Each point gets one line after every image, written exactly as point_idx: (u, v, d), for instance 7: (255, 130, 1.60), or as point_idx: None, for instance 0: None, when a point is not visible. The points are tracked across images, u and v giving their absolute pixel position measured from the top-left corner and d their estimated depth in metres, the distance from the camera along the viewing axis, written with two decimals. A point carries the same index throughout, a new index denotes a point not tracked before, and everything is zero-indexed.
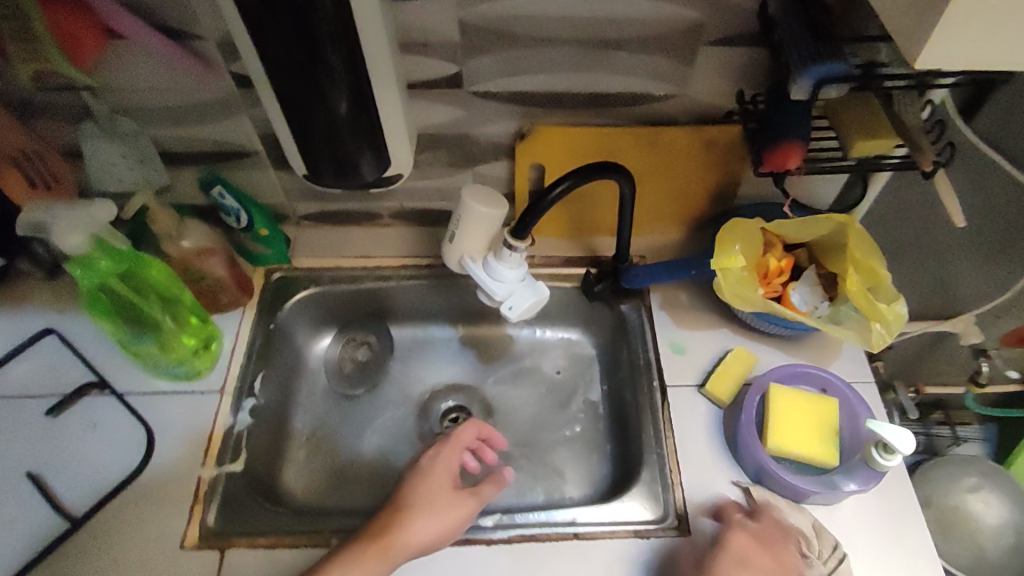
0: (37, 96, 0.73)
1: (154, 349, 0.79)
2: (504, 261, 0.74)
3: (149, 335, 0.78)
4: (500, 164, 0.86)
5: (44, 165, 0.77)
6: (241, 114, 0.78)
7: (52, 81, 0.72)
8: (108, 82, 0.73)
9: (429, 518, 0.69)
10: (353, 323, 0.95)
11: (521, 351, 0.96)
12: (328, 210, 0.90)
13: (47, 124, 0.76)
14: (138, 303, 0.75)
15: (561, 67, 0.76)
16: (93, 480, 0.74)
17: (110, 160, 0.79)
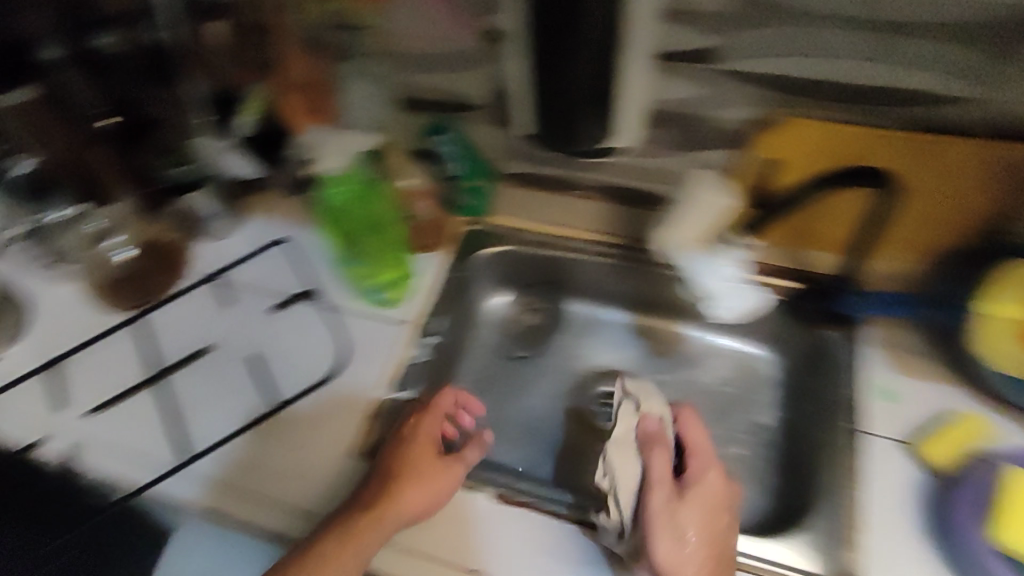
0: (322, 35, 0.83)
1: (363, 273, 0.85)
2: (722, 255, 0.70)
3: (364, 260, 0.85)
4: (723, 153, 0.78)
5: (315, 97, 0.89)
6: (479, 69, 0.80)
7: (335, 19, 0.81)
8: (378, 25, 0.80)
9: (421, 488, 0.67)
10: (531, 289, 0.96)
11: (694, 352, 0.92)
12: (532, 172, 0.90)
13: (322, 58, 0.86)
14: (367, 228, 0.84)
15: (833, 52, 0.66)
16: (290, 376, 0.83)
17: (365, 95, 0.88)
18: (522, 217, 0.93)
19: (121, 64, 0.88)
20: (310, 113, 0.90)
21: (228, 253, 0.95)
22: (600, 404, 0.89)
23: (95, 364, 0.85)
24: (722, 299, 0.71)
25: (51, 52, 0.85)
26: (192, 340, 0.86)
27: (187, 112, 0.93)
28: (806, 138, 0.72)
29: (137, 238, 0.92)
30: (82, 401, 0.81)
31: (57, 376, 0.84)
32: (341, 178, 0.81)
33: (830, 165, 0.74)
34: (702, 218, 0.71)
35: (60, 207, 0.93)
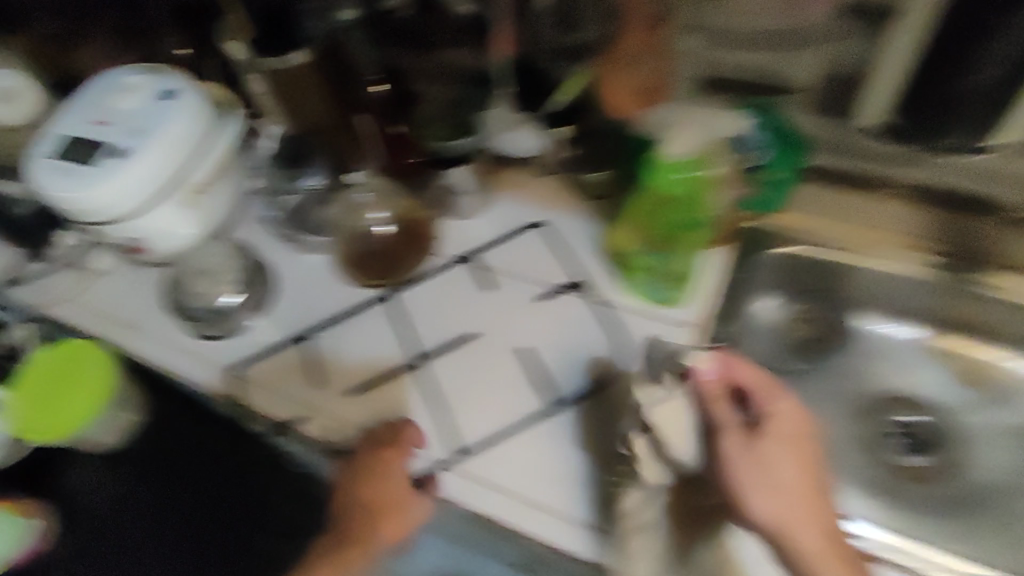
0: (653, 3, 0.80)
1: (654, 268, 0.79)
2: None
3: (664, 253, 0.78)
4: None
5: (642, 74, 0.75)
6: (822, 45, 0.75)
7: None
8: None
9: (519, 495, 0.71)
10: (810, 297, 0.85)
11: (1011, 385, 0.81)
12: (833, 166, 0.83)
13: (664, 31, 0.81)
14: (671, 219, 0.76)
15: None
16: (565, 375, 0.78)
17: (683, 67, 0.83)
18: (812, 214, 0.84)
19: (403, 31, 0.86)
20: (638, 94, 0.83)
21: (477, 235, 0.90)
22: (895, 436, 0.82)
23: (352, 341, 0.84)
24: None
25: (343, 14, 0.83)
26: (452, 329, 0.83)
27: (458, 84, 0.89)
28: None
29: (397, 215, 0.89)
30: (342, 380, 0.81)
31: (311, 349, 0.84)
32: (679, 162, 0.72)
33: None
34: None
35: (318, 176, 0.94)
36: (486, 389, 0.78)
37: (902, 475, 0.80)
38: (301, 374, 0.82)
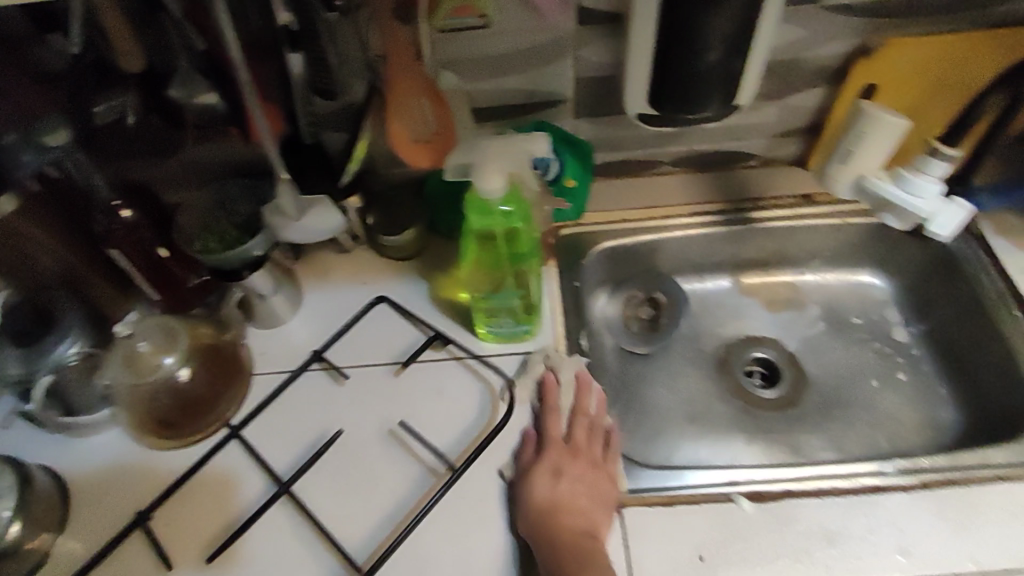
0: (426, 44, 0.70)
1: (508, 311, 0.74)
2: (924, 173, 0.63)
3: (515, 292, 0.73)
4: (816, 94, 0.79)
5: (419, 117, 0.71)
6: (575, 56, 0.74)
7: (449, 22, 0.69)
8: (463, 28, 0.70)
9: (576, 483, 0.67)
10: (633, 283, 0.90)
11: (814, 300, 0.90)
12: (612, 162, 0.86)
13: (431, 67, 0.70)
14: (506, 252, 0.70)
15: None
16: (455, 446, 0.71)
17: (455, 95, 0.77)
18: (614, 209, 0.86)
19: (135, 140, 0.75)
20: (422, 143, 0.71)
21: (298, 340, 0.80)
22: (748, 374, 0.87)
23: (200, 505, 0.70)
24: (941, 216, 0.63)
25: (56, 136, 0.69)
26: (316, 451, 0.72)
27: (221, 188, 0.80)
28: (904, 60, 0.73)
29: (190, 352, 0.72)
30: (202, 549, 0.67)
31: (158, 527, 0.69)
32: (497, 202, 0.64)
33: (949, 61, 0.73)
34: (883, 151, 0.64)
35: (70, 343, 0.74)
36: (380, 494, 0.69)
37: (766, 409, 0.83)
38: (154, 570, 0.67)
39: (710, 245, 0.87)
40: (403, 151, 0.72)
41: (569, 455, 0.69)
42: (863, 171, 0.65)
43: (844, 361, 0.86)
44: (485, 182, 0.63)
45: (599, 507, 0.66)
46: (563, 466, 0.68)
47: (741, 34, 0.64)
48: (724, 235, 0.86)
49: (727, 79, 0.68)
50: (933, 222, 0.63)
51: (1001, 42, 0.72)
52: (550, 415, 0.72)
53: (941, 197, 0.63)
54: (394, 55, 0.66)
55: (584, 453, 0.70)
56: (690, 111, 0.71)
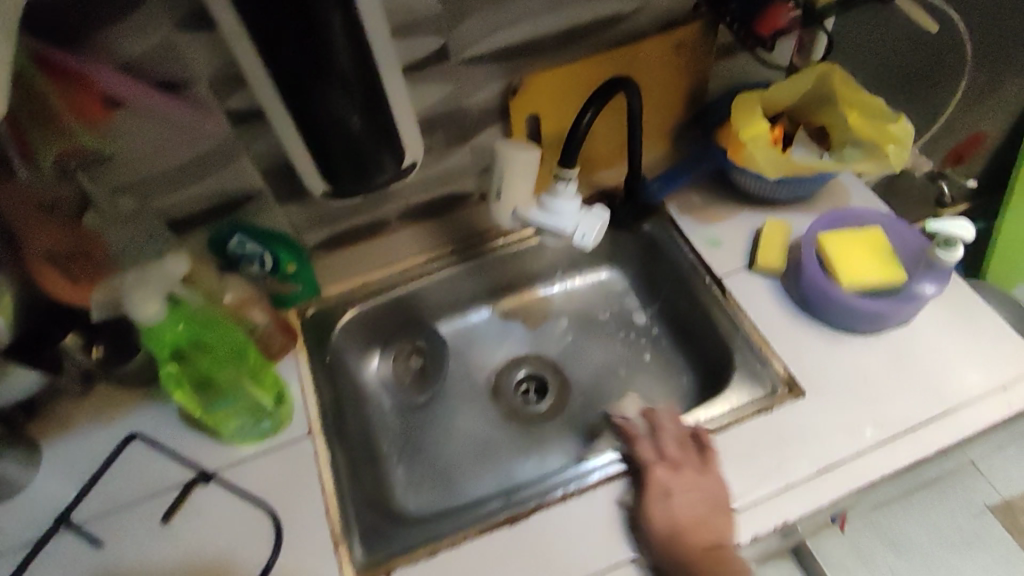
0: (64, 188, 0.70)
1: (237, 412, 0.75)
2: (559, 196, 0.71)
3: (232, 397, 0.74)
4: (494, 131, 0.87)
5: (80, 260, 0.71)
6: (246, 152, 0.77)
7: (81, 159, 0.69)
8: (96, 160, 0.70)
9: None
10: (398, 338, 0.93)
11: (566, 308, 0.97)
12: (341, 231, 0.89)
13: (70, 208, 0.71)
14: (208, 365, 0.73)
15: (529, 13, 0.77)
16: (226, 562, 0.70)
17: (131, 231, 0.75)
18: (355, 276, 0.90)
19: None
20: (82, 281, 0.71)
21: (45, 500, 0.75)
22: (521, 393, 0.92)
23: None
24: (581, 226, 0.70)
25: None
26: None
27: None
28: (545, 91, 0.83)
29: None
30: None
31: None
32: (166, 320, 0.67)
33: (581, 86, 0.84)
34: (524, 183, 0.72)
35: None
36: None
37: (540, 422, 0.89)
38: None
39: (456, 283, 0.93)
40: (64, 298, 0.70)
41: (674, 469, 0.71)
42: (515, 206, 0.73)
43: (600, 359, 0.93)
44: (141, 311, 0.65)
45: (716, 510, 0.68)
46: (669, 484, 0.70)
47: (371, 109, 0.71)
48: (464, 271, 0.92)
49: (383, 140, 0.74)
50: (576, 233, 0.70)
51: (613, 60, 0.84)
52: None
53: (579, 211, 0.71)
54: (9, 204, 0.67)
55: (684, 461, 0.72)
56: (359, 183, 0.76)
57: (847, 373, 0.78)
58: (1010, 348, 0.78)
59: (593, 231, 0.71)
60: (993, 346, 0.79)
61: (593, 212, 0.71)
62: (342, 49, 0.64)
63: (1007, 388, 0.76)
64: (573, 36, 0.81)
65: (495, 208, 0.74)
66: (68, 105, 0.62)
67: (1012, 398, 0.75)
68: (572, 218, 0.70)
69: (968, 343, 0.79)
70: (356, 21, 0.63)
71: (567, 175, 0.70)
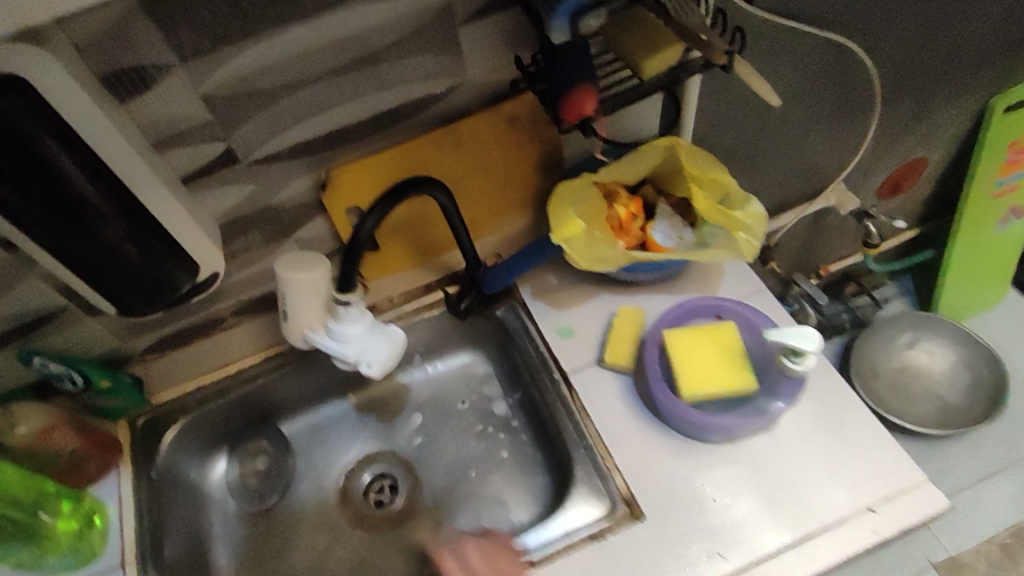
0: None
1: (34, 553, 0.71)
2: (343, 319, 0.66)
3: (21, 539, 0.70)
4: (318, 222, 0.80)
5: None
6: (30, 274, 0.71)
7: None
8: None
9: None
10: (241, 438, 0.87)
11: (426, 396, 0.90)
12: (168, 336, 0.82)
13: None
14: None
15: (323, 107, 0.70)
16: None
17: None
18: (187, 379, 0.85)
19: None
20: None
21: None
22: (371, 493, 0.85)
23: None
24: (370, 350, 0.67)
25: None
26: None
27: None
28: (360, 182, 0.77)
29: None
30: None
31: None
32: None
33: (401, 173, 0.78)
34: (316, 305, 0.66)
35: None
36: None
37: (390, 526, 0.83)
38: None
39: (300, 380, 0.87)
40: None
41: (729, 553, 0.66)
42: (303, 328, 0.67)
43: (456, 455, 0.86)
44: None
45: None
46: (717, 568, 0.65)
47: (141, 228, 0.65)
48: (306, 367, 0.86)
49: (163, 257, 0.68)
50: (362, 360, 0.67)
51: (431, 143, 0.77)
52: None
53: (367, 335, 0.67)
54: None
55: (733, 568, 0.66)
56: (154, 304, 0.72)
57: (698, 493, 0.69)
58: (881, 459, 0.70)
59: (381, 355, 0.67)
60: (861, 456, 0.71)
61: (383, 333, 0.68)
62: (82, 182, 0.58)
63: (873, 509, 0.68)
64: (385, 122, 0.75)
65: (287, 327, 0.68)
66: None
67: (880, 523, 0.67)
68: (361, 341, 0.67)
69: (833, 449, 0.71)
70: (89, 149, 0.58)
71: (347, 298, 0.65)
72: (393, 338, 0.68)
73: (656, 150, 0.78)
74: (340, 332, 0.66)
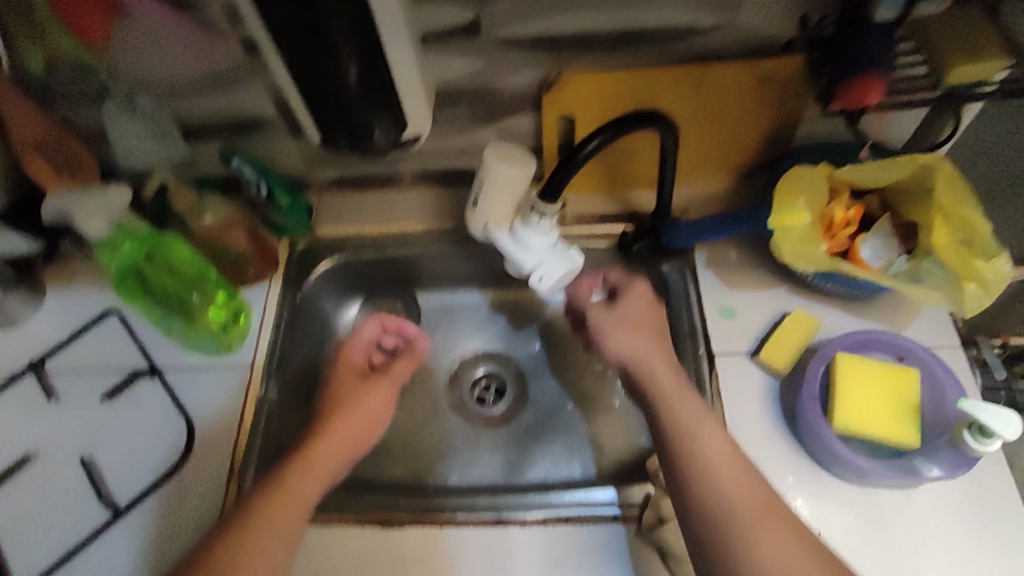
0: (77, 78, 0.71)
1: (184, 331, 0.78)
2: (530, 228, 0.66)
3: (178, 315, 0.77)
4: (527, 117, 0.79)
5: (69, 147, 0.77)
6: (257, 79, 0.73)
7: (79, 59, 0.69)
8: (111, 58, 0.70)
9: (356, 418, 0.75)
10: (381, 292, 0.91)
11: (559, 319, 0.90)
12: (351, 175, 0.86)
13: (79, 99, 0.74)
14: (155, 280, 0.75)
15: (579, 3, 0.66)
16: (139, 457, 0.76)
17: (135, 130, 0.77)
18: (352, 223, 0.87)
19: None
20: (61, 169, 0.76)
21: (32, 341, 0.82)
22: (478, 390, 0.88)
23: None
24: (544, 269, 0.67)
25: None
26: (15, 449, 0.77)
27: None
28: (583, 92, 0.74)
29: None
30: None
31: None
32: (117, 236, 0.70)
33: (626, 99, 0.74)
34: (508, 197, 0.66)
35: None
36: (66, 502, 0.74)
37: (485, 426, 0.85)
38: None
39: (450, 261, 0.88)
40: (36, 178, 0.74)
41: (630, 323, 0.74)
42: (488, 220, 0.69)
43: (568, 385, 0.86)
44: (88, 226, 0.69)
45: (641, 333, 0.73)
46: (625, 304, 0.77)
47: (370, 70, 0.65)
48: (460, 251, 0.86)
49: (380, 105, 0.69)
50: (534, 271, 0.68)
51: (668, 79, 0.72)
52: (373, 329, 0.84)
53: (547, 250, 0.67)
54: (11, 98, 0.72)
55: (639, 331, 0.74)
56: (354, 147, 0.74)
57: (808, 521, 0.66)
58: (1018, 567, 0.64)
59: (554, 278, 0.68)
60: (995, 556, 0.65)
61: (567, 254, 0.68)
62: (338, 13, 0.58)
63: None
64: (633, 40, 0.70)
65: (473, 209, 0.70)
66: (72, 16, 0.64)
67: None
68: (542, 254, 0.67)
69: (968, 537, 0.65)
70: None
71: (543, 209, 0.64)
72: (569, 262, 0.68)
73: (899, 165, 0.69)
74: (522, 239, 0.67)
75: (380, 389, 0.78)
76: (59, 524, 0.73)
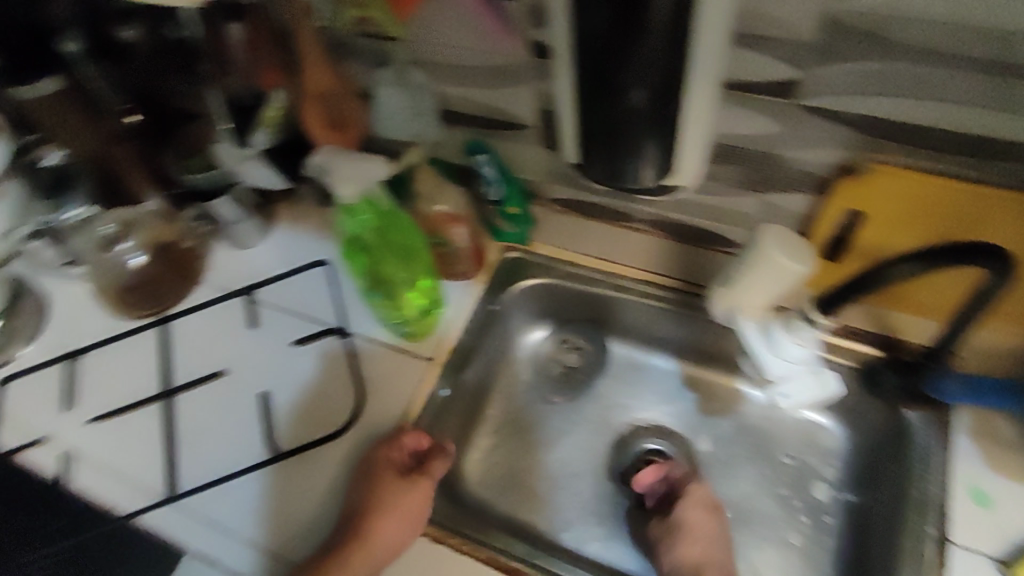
0: (370, 43, 0.72)
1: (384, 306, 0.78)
2: (793, 336, 0.61)
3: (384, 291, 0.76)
4: (800, 198, 0.69)
5: (341, 107, 0.76)
6: (531, 85, 0.71)
7: (377, 27, 0.69)
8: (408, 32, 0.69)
9: (391, 526, 0.66)
10: (572, 325, 0.87)
11: (753, 419, 0.80)
12: (584, 201, 0.82)
13: (364, 63, 0.75)
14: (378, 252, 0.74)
15: (928, 95, 0.56)
16: (307, 411, 0.77)
17: (402, 104, 0.78)
18: (569, 249, 0.83)
19: (149, 61, 0.79)
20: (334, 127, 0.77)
21: (251, 267, 0.88)
22: (641, 463, 0.81)
23: (119, 365, 0.82)
24: (794, 383, 0.63)
25: (69, 46, 0.77)
26: (207, 361, 0.82)
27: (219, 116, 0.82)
28: (892, 195, 0.63)
29: (149, 243, 0.86)
30: (95, 406, 0.80)
31: (82, 368, 0.83)
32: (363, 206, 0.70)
33: (944, 216, 0.62)
34: (777, 288, 0.58)
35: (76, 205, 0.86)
36: (235, 429, 0.77)
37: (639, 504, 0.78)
38: (56, 396, 0.81)
39: (656, 319, 0.81)
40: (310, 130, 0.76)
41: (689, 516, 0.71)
42: (738, 305, 0.62)
43: (744, 495, 0.76)
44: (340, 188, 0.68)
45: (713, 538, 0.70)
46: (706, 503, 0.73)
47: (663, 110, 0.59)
48: (671, 313, 0.80)
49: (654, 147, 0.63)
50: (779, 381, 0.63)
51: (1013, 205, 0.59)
52: (412, 437, 0.73)
53: (804, 365, 0.62)
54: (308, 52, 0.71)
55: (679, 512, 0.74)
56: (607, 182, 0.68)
57: None
58: None
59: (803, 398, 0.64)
60: None
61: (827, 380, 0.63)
62: (657, 48, 0.52)
63: None
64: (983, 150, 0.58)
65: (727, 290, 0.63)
66: None
67: None
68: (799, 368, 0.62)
69: None
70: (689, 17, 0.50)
71: (818, 321, 0.60)
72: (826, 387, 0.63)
73: None
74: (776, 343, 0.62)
75: (415, 497, 0.69)
76: (224, 446, 0.76)
